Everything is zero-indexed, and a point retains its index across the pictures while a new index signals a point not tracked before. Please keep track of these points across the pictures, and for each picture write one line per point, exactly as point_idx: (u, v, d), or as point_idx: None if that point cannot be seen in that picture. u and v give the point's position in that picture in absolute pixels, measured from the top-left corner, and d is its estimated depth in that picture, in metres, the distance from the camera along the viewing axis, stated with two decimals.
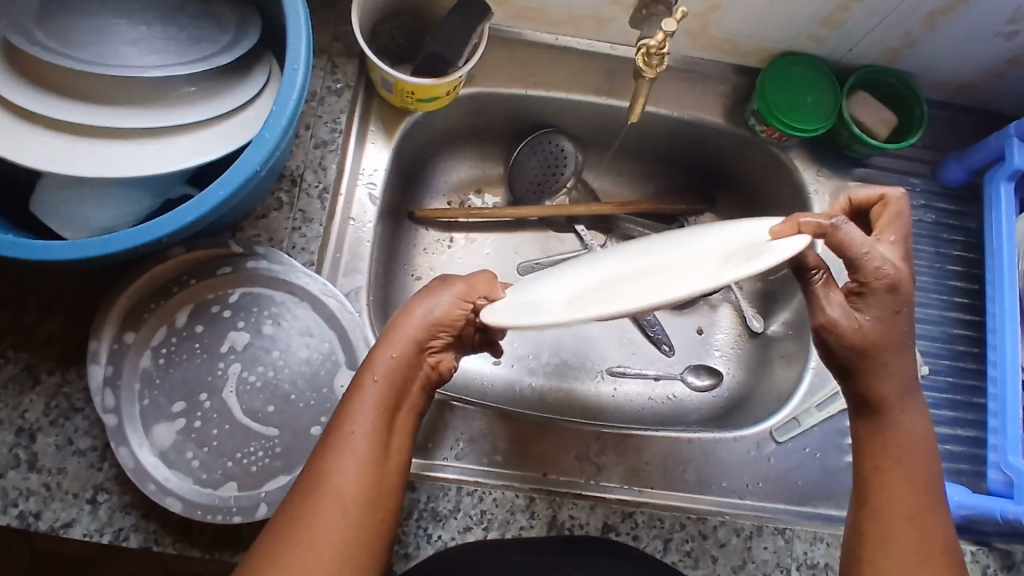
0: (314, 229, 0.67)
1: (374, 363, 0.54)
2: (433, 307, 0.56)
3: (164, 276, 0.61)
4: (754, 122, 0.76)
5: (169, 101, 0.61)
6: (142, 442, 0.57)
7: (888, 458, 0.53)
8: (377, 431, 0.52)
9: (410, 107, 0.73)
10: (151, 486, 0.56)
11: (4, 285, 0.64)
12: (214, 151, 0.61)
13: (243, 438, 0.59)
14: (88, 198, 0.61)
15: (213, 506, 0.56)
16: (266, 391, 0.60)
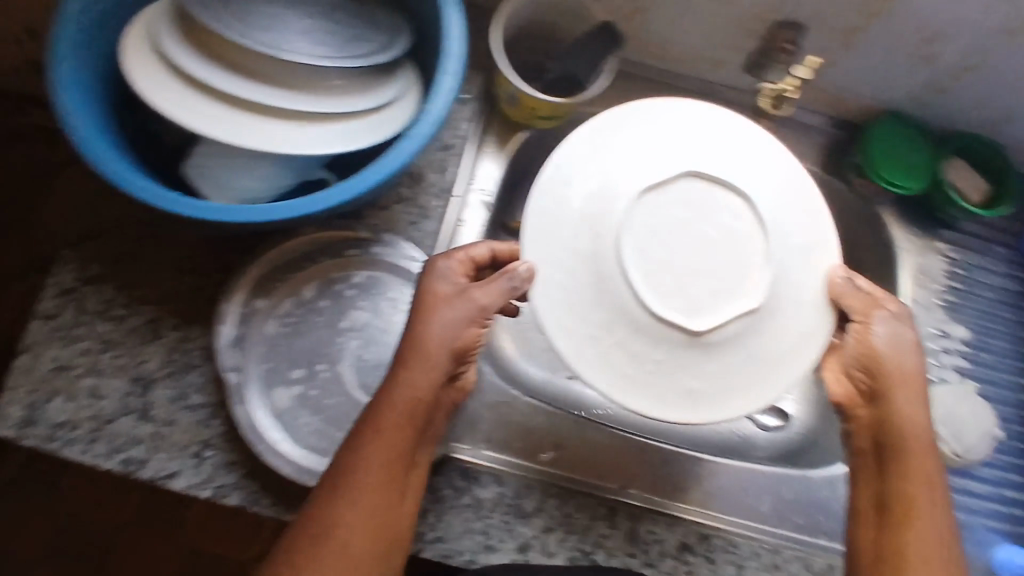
0: (430, 226, 0.71)
1: (390, 405, 0.53)
2: (457, 325, 0.55)
3: (296, 251, 0.64)
4: (852, 175, 0.80)
5: (323, 92, 0.65)
6: (260, 402, 0.60)
7: (912, 504, 0.56)
8: (391, 472, 0.53)
9: (526, 122, 0.76)
10: (265, 447, 0.59)
11: (141, 240, 0.68)
12: (357, 142, 0.66)
13: (353, 411, 0.61)
14: (239, 172, 0.64)
15: (320, 471, 0.59)
16: (379, 368, 0.63)
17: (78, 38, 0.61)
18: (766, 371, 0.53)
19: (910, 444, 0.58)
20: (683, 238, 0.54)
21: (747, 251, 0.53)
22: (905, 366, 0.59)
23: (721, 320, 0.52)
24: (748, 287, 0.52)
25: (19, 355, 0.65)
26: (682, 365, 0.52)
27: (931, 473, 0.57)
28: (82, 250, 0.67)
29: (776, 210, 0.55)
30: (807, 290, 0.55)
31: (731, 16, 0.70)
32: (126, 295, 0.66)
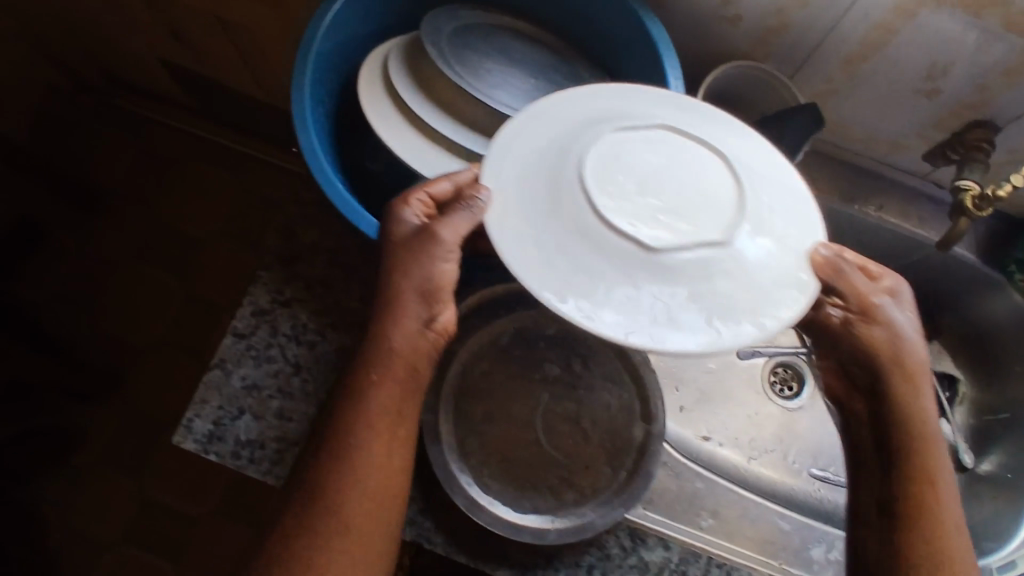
0: None
1: (376, 353, 0.52)
2: (424, 264, 0.53)
3: (494, 297, 0.67)
4: (1014, 270, 0.79)
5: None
6: (454, 442, 0.62)
7: (926, 513, 0.52)
8: (387, 422, 0.52)
9: None
10: (455, 487, 0.60)
11: (338, 269, 0.71)
12: None
13: (540, 462, 0.63)
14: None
15: (508, 520, 0.60)
16: (569, 425, 0.64)
17: (315, 77, 0.64)
18: (771, 322, 0.47)
19: (923, 448, 0.54)
20: (663, 172, 0.50)
21: (721, 204, 0.50)
22: (916, 358, 0.56)
23: (685, 247, 0.47)
24: (729, 224, 0.49)
25: (210, 369, 0.67)
26: (666, 299, 0.47)
27: (944, 479, 0.54)
28: (280, 271, 0.70)
29: (785, 177, 0.54)
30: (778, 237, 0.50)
31: (927, 109, 0.71)
32: (318, 322, 0.69)
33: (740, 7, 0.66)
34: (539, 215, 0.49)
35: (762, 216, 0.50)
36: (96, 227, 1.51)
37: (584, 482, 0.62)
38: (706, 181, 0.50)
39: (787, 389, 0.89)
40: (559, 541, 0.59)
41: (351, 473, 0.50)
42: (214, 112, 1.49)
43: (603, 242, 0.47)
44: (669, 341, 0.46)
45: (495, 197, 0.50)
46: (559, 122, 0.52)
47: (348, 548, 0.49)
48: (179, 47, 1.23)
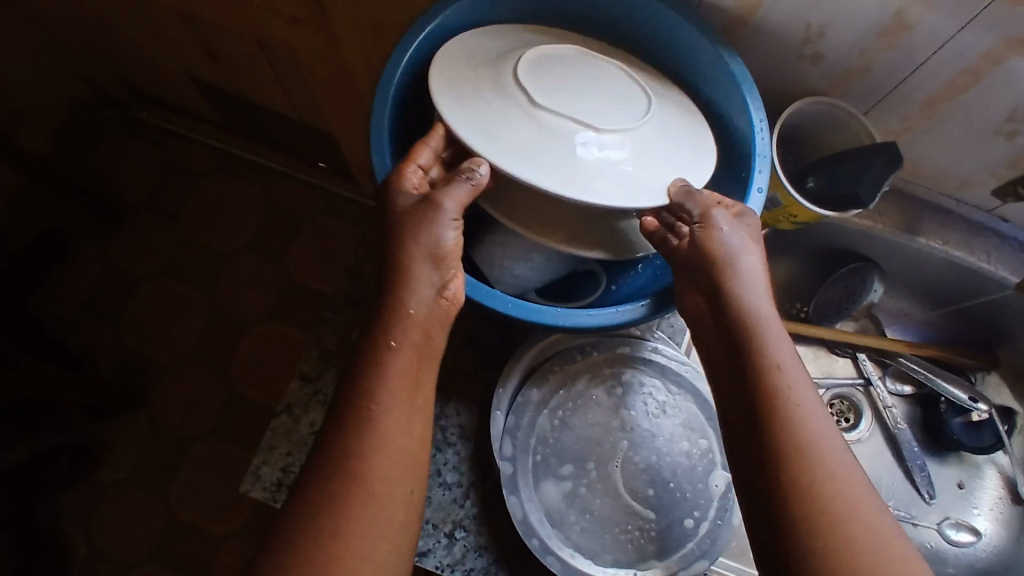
0: (680, 321, 0.72)
1: (390, 322, 0.54)
2: (427, 229, 0.56)
3: (571, 344, 0.66)
4: None
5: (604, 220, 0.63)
6: (534, 492, 0.61)
7: (791, 433, 0.49)
8: (407, 391, 0.52)
9: (774, 223, 0.77)
10: (536, 542, 0.59)
11: None
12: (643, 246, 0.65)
13: (619, 512, 0.62)
14: (527, 262, 0.66)
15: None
16: (648, 474, 0.63)
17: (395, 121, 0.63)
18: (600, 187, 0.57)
19: (773, 368, 0.52)
20: (588, 75, 0.62)
21: (614, 114, 0.61)
22: (755, 275, 0.56)
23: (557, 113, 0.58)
24: (611, 121, 0.59)
25: (277, 415, 0.66)
26: (513, 133, 0.57)
27: (801, 396, 0.51)
28: (348, 314, 0.69)
29: (693, 135, 0.65)
30: (663, 164, 0.60)
31: (1005, 149, 0.70)
32: None
33: (821, 46, 0.65)
34: (484, 67, 0.62)
35: (648, 149, 0.61)
36: (123, 243, 1.50)
37: (664, 532, 0.61)
38: (619, 106, 0.61)
39: (843, 421, 0.88)
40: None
41: (374, 438, 0.49)
42: (243, 129, 1.47)
43: (507, 91, 0.59)
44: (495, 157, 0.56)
45: (456, 50, 0.62)
46: (537, 37, 0.66)
47: (368, 512, 0.47)
48: (212, 66, 1.21)
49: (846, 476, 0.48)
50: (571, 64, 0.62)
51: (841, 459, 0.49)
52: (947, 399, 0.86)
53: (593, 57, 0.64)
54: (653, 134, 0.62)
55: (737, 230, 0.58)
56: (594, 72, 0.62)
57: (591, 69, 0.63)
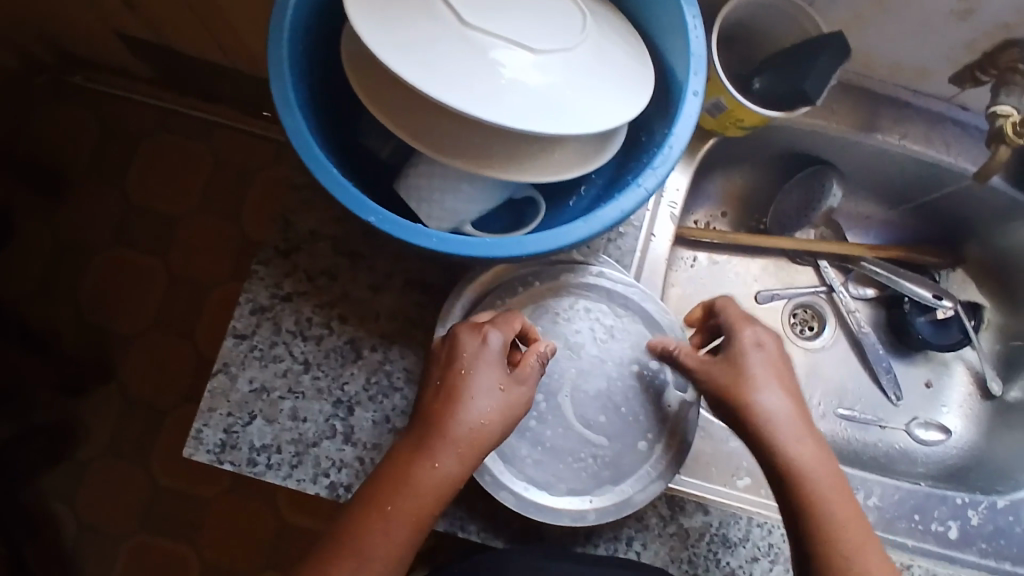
0: (628, 243, 0.68)
1: (451, 439, 0.54)
2: (468, 401, 0.55)
3: (511, 275, 0.65)
4: None
5: (543, 143, 0.59)
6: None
7: (832, 558, 0.53)
8: (427, 505, 0.54)
9: (723, 131, 0.73)
10: (486, 477, 0.59)
11: (336, 255, 0.65)
12: (569, 169, 0.60)
13: (571, 440, 0.63)
14: (457, 193, 0.61)
15: (545, 506, 0.60)
16: (599, 401, 0.63)
17: (297, 49, 0.57)
18: (531, 115, 0.55)
19: (815, 497, 0.55)
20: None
21: (547, 32, 0.57)
22: (773, 406, 0.57)
23: (488, 34, 0.55)
24: (543, 42, 0.57)
25: (214, 375, 0.63)
26: (442, 59, 0.54)
27: (844, 528, 0.54)
28: (278, 264, 0.65)
29: (635, 50, 0.61)
30: (599, 88, 0.57)
31: (961, 31, 0.66)
32: (324, 314, 0.64)
33: None
34: None
35: (587, 68, 0.58)
36: (67, 214, 1.43)
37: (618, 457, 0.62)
38: (555, 23, 0.58)
39: (807, 330, 0.87)
40: (600, 519, 0.60)
41: (378, 531, 0.53)
42: (179, 83, 1.39)
43: (435, 7, 0.56)
44: (420, 84, 0.53)
45: None
46: None
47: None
48: (130, 17, 1.12)
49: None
50: None
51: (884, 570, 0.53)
52: (911, 299, 0.84)
53: None
54: (591, 53, 0.58)
55: (743, 364, 0.58)
56: None
57: None
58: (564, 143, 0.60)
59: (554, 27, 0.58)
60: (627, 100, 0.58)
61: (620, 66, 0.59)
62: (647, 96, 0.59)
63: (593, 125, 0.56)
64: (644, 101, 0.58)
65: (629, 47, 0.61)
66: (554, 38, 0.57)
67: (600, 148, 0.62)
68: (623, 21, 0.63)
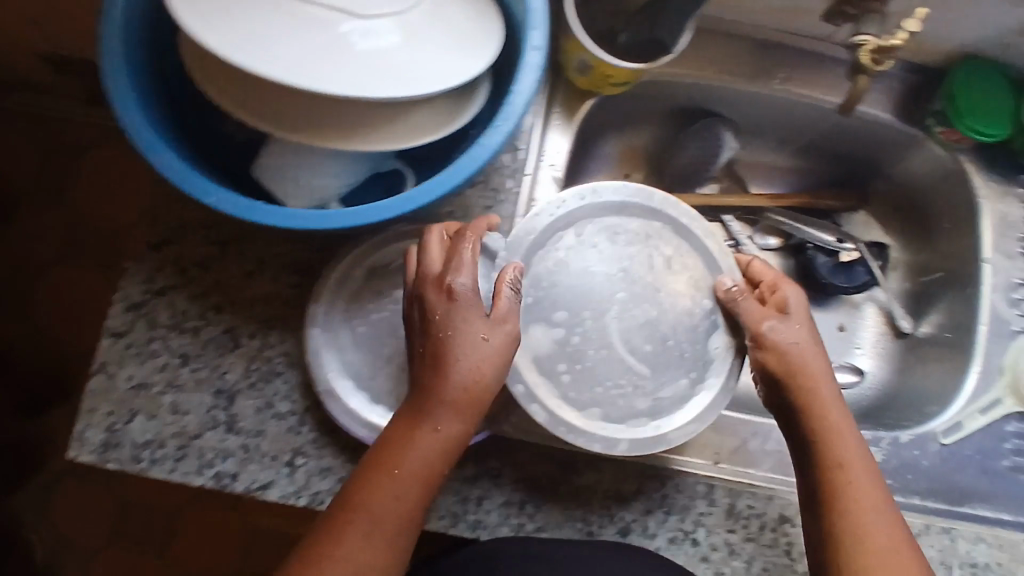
0: (507, 209, 0.67)
1: (448, 398, 0.51)
2: (456, 351, 0.51)
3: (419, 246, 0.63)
4: (931, 123, 0.75)
5: (395, 110, 0.59)
6: (360, 395, 0.59)
7: (856, 516, 0.54)
8: (428, 474, 0.51)
9: (598, 90, 0.72)
10: (521, 388, 0.59)
11: (208, 246, 0.65)
12: (421, 136, 0.60)
13: (614, 364, 0.59)
14: (314, 169, 0.60)
15: (577, 426, 0.59)
16: (646, 328, 0.59)
17: (133, 39, 0.56)
18: (372, 81, 0.55)
19: (841, 457, 0.56)
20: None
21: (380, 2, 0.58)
22: (812, 370, 0.58)
23: (322, 5, 0.56)
24: (379, 7, 0.57)
25: (94, 375, 0.63)
26: (273, 35, 0.54)
27: (862, 489, 0.55)
28: (150, 258, 0.64)
29: (480, 11, 0.62)
30: (438, 53, 0.58)
31: None
32: (200, 305, 0.64)
33: None
34: None
35: (427, 31, 0.58)
36: None
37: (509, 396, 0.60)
38: None
39: None
40: (630, 451, 0.60)
41: (381, 504, 0.49)
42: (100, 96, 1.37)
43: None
44: (245, 61, 0.52)
45: None
46: None
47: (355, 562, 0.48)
48: None
49: (892, 547, 0.53)
50: None
51: (890, 532, 0.53)
52: (815, 245, 0.83)
53: None
54: (431, 15, 0.59)
55: (795, 321, 0.60)
56: None
57: None
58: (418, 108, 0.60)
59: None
60: (469, 62, 0.59)
61: (460, 31, 0.60)
62: (492, 52, 0.60)
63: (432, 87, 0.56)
64: (489, 57, 0.59)
65: (471, 11, 0.61)
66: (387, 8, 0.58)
67: (457, 111, 0.62)
68: None
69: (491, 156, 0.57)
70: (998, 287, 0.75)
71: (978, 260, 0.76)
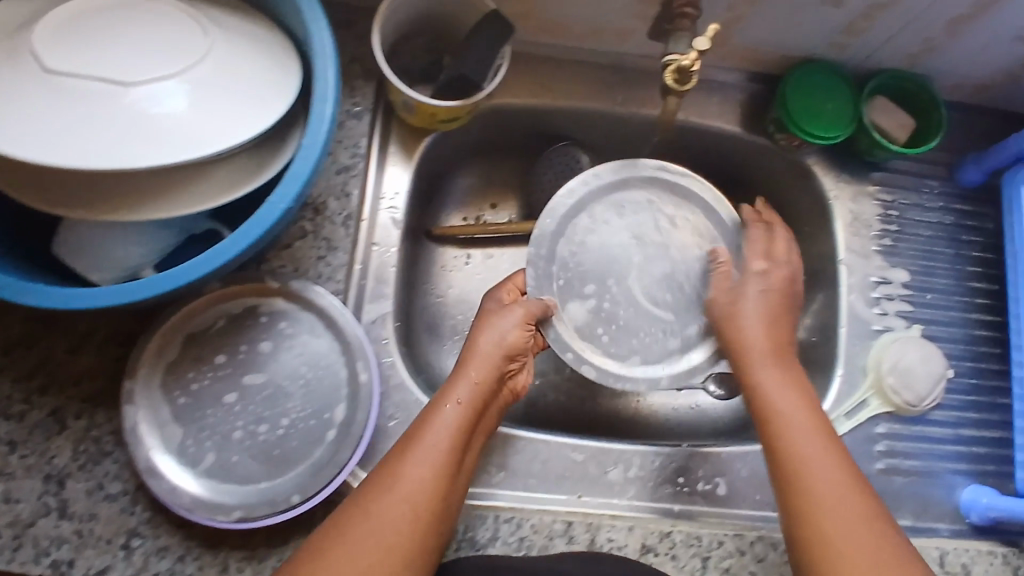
0: (339, 257, 0.65)
1: (464, 382, 0.60)
2: (485, 337, 0.63)
3: (239, 308, 0.61)
4: (774, 129, 0.75)
5: (186, 171, 0.56)
6: (183, 471, 0.57)
7: (802, 466, 0.54)
8: (447, 448, 0.56)
9: (434, 127, 0.72)
10: (570, 355, 0.68)
11: (33, 327, 0.64)
12: (220, 194, 0.57)
13: (642, 316, 0.70)
14: (115, 239, 0.58)
15: (621, 373, 0.69)
16: (665, 280, 0.70)
17: None
18: (143, 150, 0.52)
19: (785, 418, 0.57)
20: (123, 17, 0.55)
21: (153, 61, 0.54)
22: (749, 334, 0.62)
23: (79, 75, 0.52)
24: (144, 71, 0.53)
25: None
26: (27, 116, 0.50)
27: (809, 448, 0.55)
28: None
29: (270, 61, 0.59)
30: (224, 111, 0.55)
31: None
32: (25, 388, 0.62)
33: None
34: None
35: (206, 89, 0.55)
36: None
37: (335, 456, 0.58)
38: (163, 48, 0.54)
39: None
40: (672, 384, 0.69)
41: (400, 475, 0.54)
42: None
43: (19, 62, 0.52)
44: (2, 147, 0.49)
45: None
46: None
47: (369, 526, 0.52)
48: None
49: (840, 500, 0.52)
50: (107, 7, 0.55)
51: (834, 481, 0.53)
52: None
53: None
54: (209, 71, 0.56)
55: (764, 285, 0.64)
56: (133, 15, 0.55)
57: (134, 12, 0.55)
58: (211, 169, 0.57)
59: (161, 54, 0.54)
60: (260, 116, 0.56)
61: (249, 84, 0.57)
62: (283, 105, 0.57)
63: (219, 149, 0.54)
64: (279, 111, 0.57)
65: (263, 59, 0.58)
66: (161, 66, 0.54)
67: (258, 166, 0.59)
68: (257, 31, 0.60)
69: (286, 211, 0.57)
70: (854, 287, 0.75)
71: (834, 262, 0.76)
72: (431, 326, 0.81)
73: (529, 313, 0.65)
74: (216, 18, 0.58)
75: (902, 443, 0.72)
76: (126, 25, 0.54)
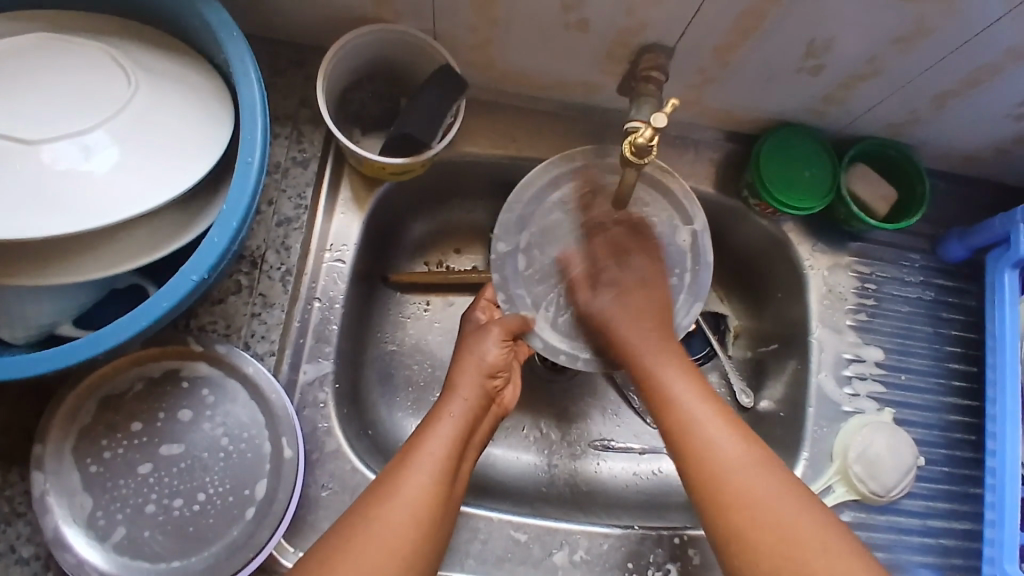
0: (275, 315, 0.62)
1: (457, 396, 0.59)
2: (476, 350, 0.63)
3: (160, 371, 0.58)
4: (747, 194, 0.71)
5: (104, 230, 0.52)
6: (91, 544, 0.54)
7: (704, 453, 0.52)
8: (448, 456, 0.55)
9: (382, 177, 0.68)
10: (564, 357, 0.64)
11: None
12: (138, 255, 0.53)
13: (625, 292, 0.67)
14: (24, 296, 0.52)
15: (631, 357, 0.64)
16: None
17: None
18: (44, 215, 0.47)
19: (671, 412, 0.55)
20: (36, 69, 0.51)
21: (65, 114, 0.50)
22: (622, 326, 0.59)
23: None
24: (54, 127, 0.49)
25: None
26: None
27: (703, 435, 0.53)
28: None
29: (198, 112, 0.55)
30: (143, 165, 0.51)
31: (587, 44, 0.61)
32: None
33: None
34: None
35: (121, 145, 0.51)
36: None
37: (253, 537, 0.55)
38: (77, 100, 0.50)
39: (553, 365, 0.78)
40: None
41: (403, 480, 0.52)
42: None
43: None
44: None
45: None
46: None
47: (373, 536, 0.49)
48: None
49: (764, 487, 0.50)
50: (20, 56, 0.51)
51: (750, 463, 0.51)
52: None
53: (62, 39, 0.53)
54: (128, 125, 0.51)
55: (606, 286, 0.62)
56: (48, 65, 0.51)
57: (49, 62, 0.52)
58: (129, 229, 0.53)
59: (74, 106, 0.50)
60: (183, 169, 0.52)
61: (173, 135, 0.53)
62: (209, 164, 0.53)
63: (135, 209, 0.49)
64: (203, 171, 0.52)
65: (191, 106, 0.54)
66: (72, 119, 0.50)
67: (182, 225, 0.55)
68: (186, 75, 0.56)
69: (198, 285, 0.51)
70: (824, 364, 0.71)
71: (806, 335, 0.73)
72: (383, 376, 0.77)
73: (508, 328, 0.63)
74: (141, 63, 0.55)
75: (871, 534, 0.68)
76: (39, 76, 0.51)
